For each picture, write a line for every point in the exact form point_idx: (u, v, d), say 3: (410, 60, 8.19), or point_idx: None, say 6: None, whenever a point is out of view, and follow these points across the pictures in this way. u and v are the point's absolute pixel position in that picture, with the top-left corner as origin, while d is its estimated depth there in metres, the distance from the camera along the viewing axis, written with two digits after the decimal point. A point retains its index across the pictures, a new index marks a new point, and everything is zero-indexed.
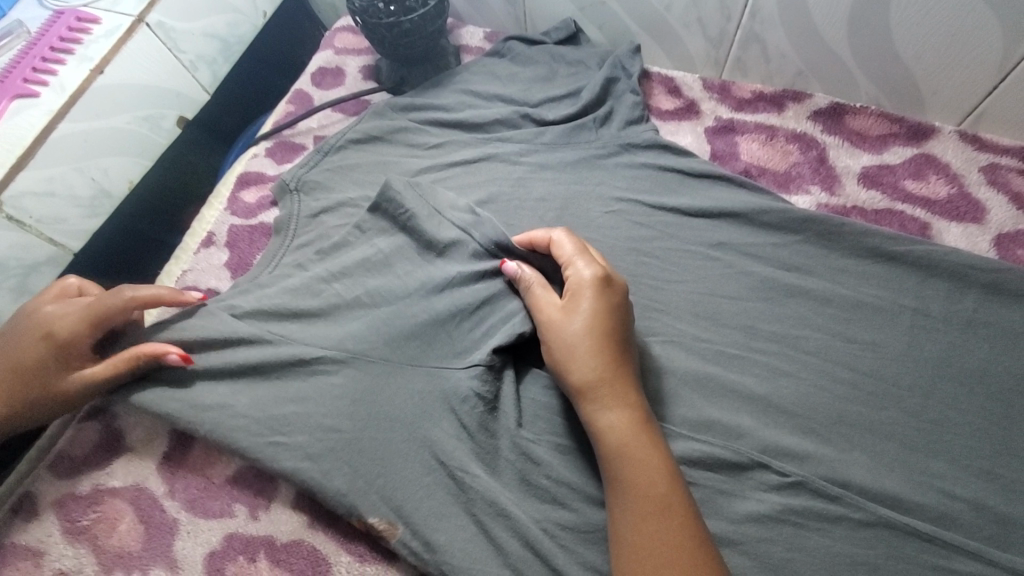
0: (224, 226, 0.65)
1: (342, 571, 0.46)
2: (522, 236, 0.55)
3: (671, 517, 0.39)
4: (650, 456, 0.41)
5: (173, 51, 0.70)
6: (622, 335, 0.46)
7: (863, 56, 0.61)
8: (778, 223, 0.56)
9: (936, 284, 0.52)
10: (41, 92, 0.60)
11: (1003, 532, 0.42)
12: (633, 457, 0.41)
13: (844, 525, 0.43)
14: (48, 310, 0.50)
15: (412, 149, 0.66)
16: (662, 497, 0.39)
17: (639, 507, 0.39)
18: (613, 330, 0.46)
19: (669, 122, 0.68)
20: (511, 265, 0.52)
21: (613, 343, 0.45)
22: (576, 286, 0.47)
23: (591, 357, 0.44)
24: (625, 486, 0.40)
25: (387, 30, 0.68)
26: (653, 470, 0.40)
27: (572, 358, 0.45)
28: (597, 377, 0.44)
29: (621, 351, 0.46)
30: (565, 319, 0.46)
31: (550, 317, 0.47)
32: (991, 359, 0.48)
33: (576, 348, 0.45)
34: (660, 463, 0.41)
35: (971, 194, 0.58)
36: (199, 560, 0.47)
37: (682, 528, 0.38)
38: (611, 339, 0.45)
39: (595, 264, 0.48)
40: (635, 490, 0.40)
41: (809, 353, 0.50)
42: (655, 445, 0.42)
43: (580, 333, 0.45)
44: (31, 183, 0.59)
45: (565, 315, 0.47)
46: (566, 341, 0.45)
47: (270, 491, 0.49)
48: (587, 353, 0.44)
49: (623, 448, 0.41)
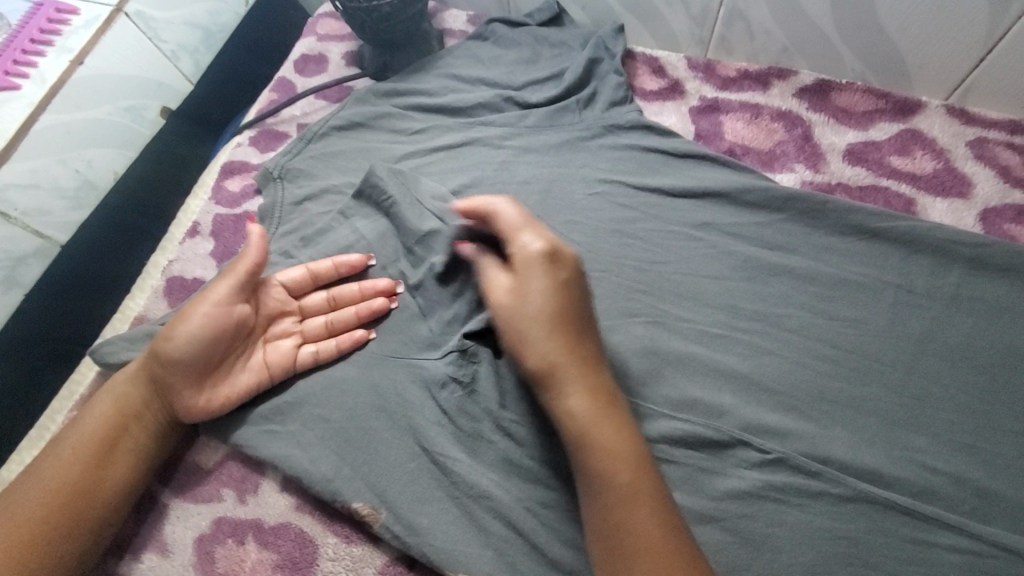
0: (209, 216, 0.65)
1: (329, 553, 0.46)
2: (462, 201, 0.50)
3: (645, 502, 0.39)
4: (614, 441, 0.41)
5: (154, 40, 0.70)
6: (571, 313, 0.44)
7: (847, 31, 0.60)
8: (761, 202, 0.56)
9: (920, 260, 0.51)
10: (22, 84, 0.60)
11: (982, 505, 0.42)
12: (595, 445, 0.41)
13: (825, 500, 0.43)
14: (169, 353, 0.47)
15: (395, 134, 0.65)
16: (629, 482, 0.39)
17: (606, 497, 0.39)
18: (567, 308, 0.44)
19: (653, 102, 0.68)
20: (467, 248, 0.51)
21: (562, 325, 0.43)
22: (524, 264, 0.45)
23: (545, 341, 0.43)
24: (591, 475, 0.40)
25: (367, 14, 0.67)
26: (620, 452, 0.41)
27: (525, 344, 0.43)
28: (553, 364, 0.42)
29: (577, 330, 0.44)
30: (516, 303, 0.44)
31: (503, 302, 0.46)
32: (973, 333, 0.48)
33: (529, 333, 0.43)
34: (625, 446, 0.41)
35: (957, 169, 0.58)
36: (189, 544, 0.47)
37: (652, 514, 0.39)
38: (564, 320, 0.43)
39: (547, 239, 0.46)
40: (601, 479, 0.40)
41: (791, 332, 0.50)
42: (620, 428, 0.41)
43: (532, 317, 0.43)
44: (15, 175, 0.59)
45: (515, 298, 0.45)
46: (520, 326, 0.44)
47: (258, 475, 0.50)
48: (541, 338, 0.43)
49: (587, 436, 0.41)
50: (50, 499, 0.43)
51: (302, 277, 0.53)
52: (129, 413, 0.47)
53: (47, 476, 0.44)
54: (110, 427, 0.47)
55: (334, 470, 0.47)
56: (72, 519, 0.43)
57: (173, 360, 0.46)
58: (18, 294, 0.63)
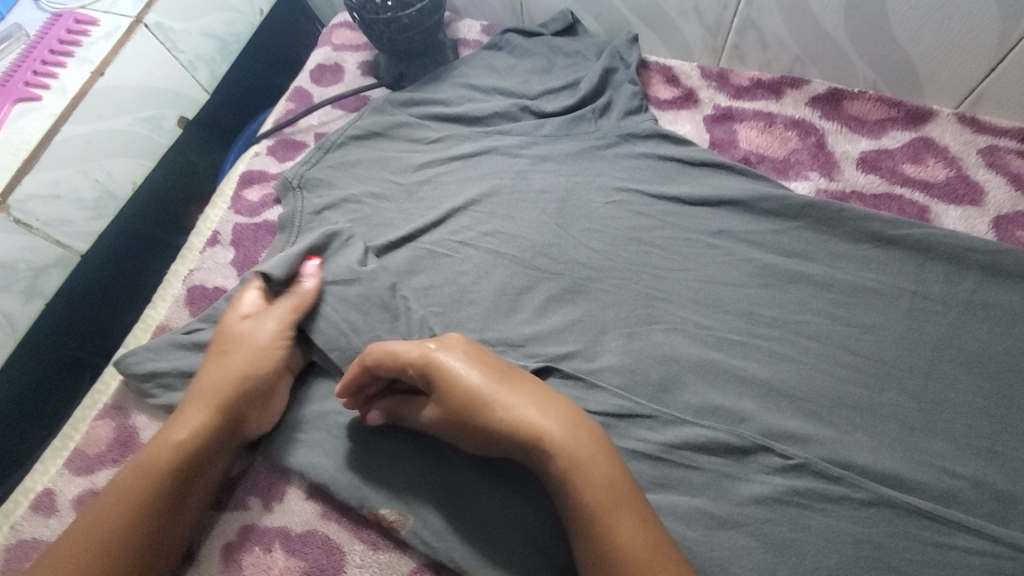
0: (229, 225, 0.65)
1: (356, 560, 0.47)
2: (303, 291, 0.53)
3: (632, 516, 0.38)
4: (595, 473, 0.39)
5: (171, 51, 0.70)
6: (515, 371, 0.45)
7: (860, 41, 0.61)
8: (777, 210, 0.56)
9: (935, 267, 0.52)
10: (43, 95, 0.61)
11: (1002, 509, 0.43)
12: (578, 482, 0.39)
13: (847, 505, 0.44)
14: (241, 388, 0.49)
15: (413, 144, 0.66)
16: (617, 504, 0.38)
17: (595, 531, 0.38)
18: (495, 376, 0.43)
19: (667, 111, 0.68)
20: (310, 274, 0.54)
21: (510, 378, 0.43)
22: (446, 344, 0.45)
23: (491, 410, 0.41)
24: (580, 516, 0.39)
25: (385, 26, 0.68)
26: (608, 479, 0.39)
27: (482, 409, 0.41)
28: (504, 425, 0.41)
29: (516, 389, 0.43)
30: (454, 383, 0.43)
31: (449, 384, 0.43)
32: (990, 339, 0.49)
33: (477, 403, 0.42)
34: (608, 472, 0.39)
35: (969, 176, 0.59)
36: (216, 552, 0.48)
37: (645, 531, 0.38)
38: (500, 384, 0.43)
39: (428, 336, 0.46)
40: (587, 514, 0.38)
41: (811, 338, 0.51)
42: (597, 454, 0.40)
43: (473, 387, 0.42)
44: (37, 186, 0.59)
45: (453, 377, 0.43)
46: (465, 398, 0.42)
47: (283, 483, 0.50)
48: (487, 410, 0.41)
49: (563, 479, 0.39)
50: (137, 537, 0.42)
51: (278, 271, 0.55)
52: (202, 449, 0.47)
53: (128, 521, 0.42)
54: (180, 464, 0.45)
55: (361, 477, 0.47)
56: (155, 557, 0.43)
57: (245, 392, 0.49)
58: (39, 304, 0.62)
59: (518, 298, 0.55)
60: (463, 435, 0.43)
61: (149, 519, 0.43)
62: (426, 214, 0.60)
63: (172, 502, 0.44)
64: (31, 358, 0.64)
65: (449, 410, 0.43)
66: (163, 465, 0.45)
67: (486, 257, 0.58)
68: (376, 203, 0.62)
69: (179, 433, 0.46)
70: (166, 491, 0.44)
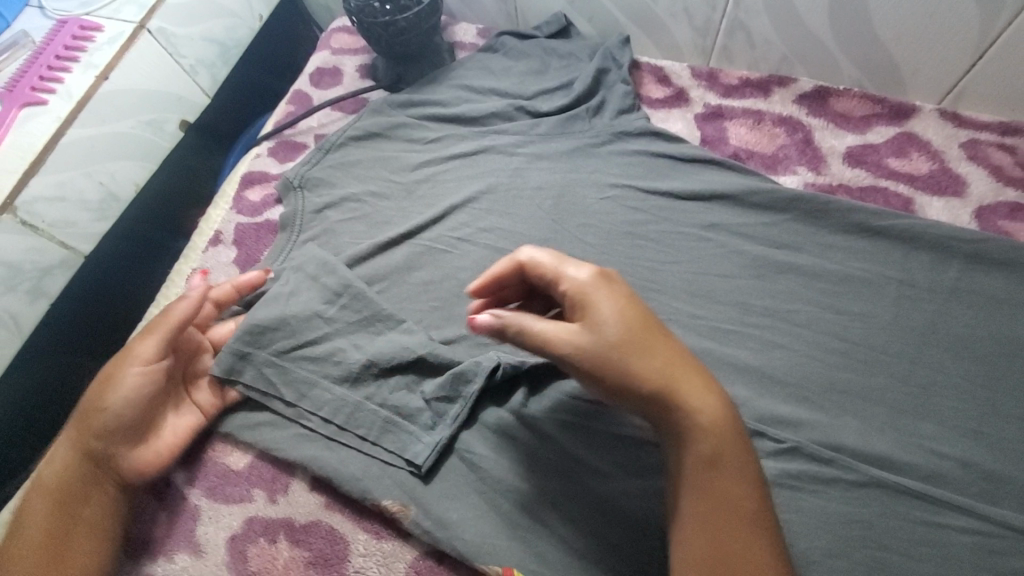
0: (230, 225, 0.66)
1: (360, 548, 0.47)
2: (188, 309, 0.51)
3: (755, 520, 0.36)
4: (735, 462, 0.36)
5: (173, 56, 0.72)
6: (665, 332, 0.39)
7: (844, 39, 0.63)
8: (766, 203, 0.58)
9: (921, 255, 0.54)
10: (49, 100, 0.62)
11: (989, 487, 0.44)
12: (717, 458, 0.36)
13: (839, 487, 0.45)
14: (107, 416, 0.47)
15: (411, 144, 0.67)
16: (745, 502, 0.36)
17: (720, 520, 0.35)
18: (650, 330, 0.38)
19: (659, 110, 0.70)
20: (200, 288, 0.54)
21: (667, 339, 0.39)
22: (609, 279, 0.40)
23: (650, 360, 0.37)
24: (708, 499, 0.36)
25: (383, 29, 0.69)
26: (741, 472, 0.36)
27: (634, 359, 0.37)
28: (660, 381, 0.37)
29: (673, 351, 0.38)
30: (604, 327, 0.38)
31: (603, 322, 0.38)
32: (974, 324, 0.50)
33: (631, 350, 0.37)
34: (745, 465, 0.37)
35: (951, 169, 0.61)
36: (221, 544, 0.48)
37: (762, 536, 0.36)
38: (654, 338, 0.38)
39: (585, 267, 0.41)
40: (716, 500, 0.36)
41: (800, 326, 0.52)
42: (739, 445, 0.37)
43: (628, 334, 0.38)
44: (43, 187, 0.60)
45: (605, 318, 0.38)
46: (618, 341, 0.37)
47: (287, 475, 0.51)
48: (644, 358, 0.37)
49: (705, 456, 0.36)
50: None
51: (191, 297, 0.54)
52: (77, 488, 0.46)
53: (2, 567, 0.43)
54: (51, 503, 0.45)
55: (365, 467, 0.49)
56: None
57: (111, 418, 0.47)
58: (43, 304, 0.63)
59: None
60: (599, 381, 0.38)
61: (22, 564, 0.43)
62: (425, 212, 0.62)
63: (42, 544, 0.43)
64: (37, 356, 0.65)
65: (599, 349, 0.37)
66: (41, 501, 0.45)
67: (484, 252, 0.59)
68: (375, 202, 0.63)
69: (55, 471, 0.46)
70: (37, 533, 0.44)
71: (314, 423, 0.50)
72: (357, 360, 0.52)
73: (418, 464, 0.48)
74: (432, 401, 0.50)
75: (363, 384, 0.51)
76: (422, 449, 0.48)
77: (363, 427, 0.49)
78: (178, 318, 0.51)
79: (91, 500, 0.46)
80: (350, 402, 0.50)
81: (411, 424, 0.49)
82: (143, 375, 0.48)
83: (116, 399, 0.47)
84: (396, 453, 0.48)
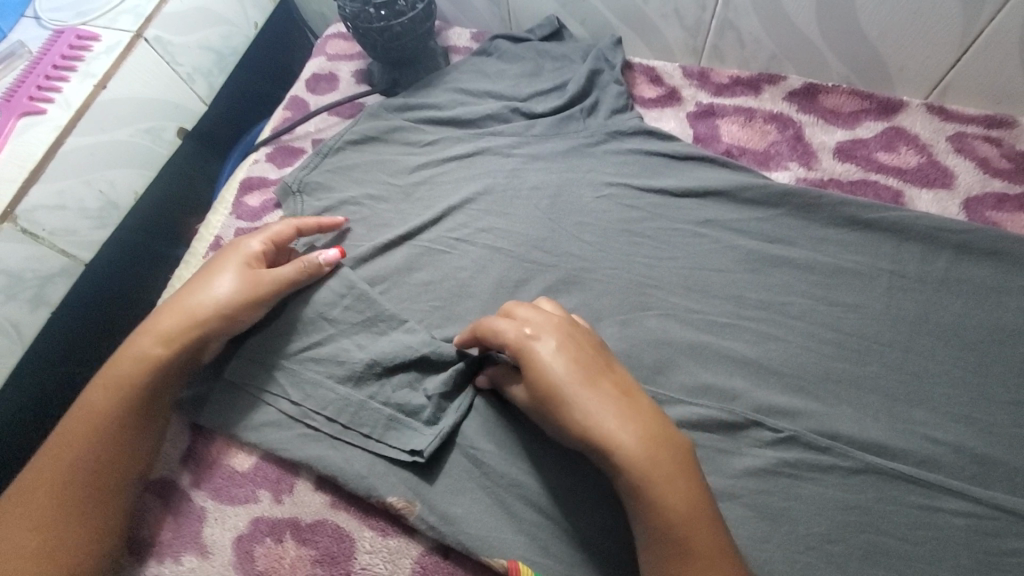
0: (230, 230, 0.67)
1: (366, 546, 0.48)
2: (303, 266, 0.54)
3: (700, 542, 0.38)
4: (671, 490, 0.39)
5: (170, 64, 0.72)
6: (602, 370, 0.44)
7: (831, 38, 0.64)
8: (759, 198, 0.59)
9: (911, 246, 0.55)
10: (47, 109, 0.63)
11: (983, 471, 0.45)
12: (651, 489, 0.39)
13: (836, 474, 0.46)
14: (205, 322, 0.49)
15: (408, 147, 0.68)
16: (689, 526, 0.38)
17: (660, 547, 0.38)
18: (583, 370, 0.43)
19: (652, 109, 0.71)
20: (330, 254, 0.56)
21: (597, 377, 0.43)
22: (541, 329, 0.45)
23: (577, 401, 0.41)
24: (647, 528, 0.39)
25: (379, 34, 0.70)
26: (680, 498, 0.39)
27: (562, 402, 0.42)
28: (585, 420, 0.41)
29: (601, 388, 0.42)
30: (541, 372, 0.43)
31: (539, 370, 0.43)
32: (964, 312, 0.51)
33: (560, 394, 0.42)
34: (684, 490, 0.39)
35: (939, 162, 0.62)
36: (228, 545, 0.49)
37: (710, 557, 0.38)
38: (587, 378, 0.42)
39: (532, 317, 0.46)
40: (654, 527, 0.39)
41: (795, 318, 0.53)
42: (677, 471, 0.39)
43: (560, 377, 0.42)
44: (44, 196, 0.61)
45: (540, 365, 0.43)
46: (549, 387, 0.42)
47: (292, 475, 0.52)
48: (572, 400, 0.42)
49: (637, 488, 0.39)
50: (58, 482, 0.44)
51: (288, 232, 0.56)
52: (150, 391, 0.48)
53: (62, 457, 0.44)
54: (121, 397, 0.47)
55: (370, 466, 0.49)
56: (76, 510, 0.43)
57: (203, 322, 0.49)
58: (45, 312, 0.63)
59: (516, 290, 0.57)
60: (548, 422, 0.44)
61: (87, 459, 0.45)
62: (423, 213, 0.62)
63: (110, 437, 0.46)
64: (39, 364, 0.65)
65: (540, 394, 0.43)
66: (122, 388, 0.47)
67: (482, 252, 0.60)
68: (374, 205, 0.64)
69: (135, 361, 0.48)
70: (107, 426, 0.46)
71: (319, 423, 0.51)
72: (359, 360, 0.52)
73: (422, 452, 0.48)
74: (435, 397, 0.51)
75: (366, 384, 0.52)
76: (426, 441, 0.48)
77: (367, 426, 0.50)
78: (293, 267, 0.53)
79: (161, 401, 0.49)
80: (354, 401, 0.51)
81: (415, 419, 0.50)
82: (247, 297, 0.51)
83: (218, 308, 0.50)
84: (400, 447, 0.49)
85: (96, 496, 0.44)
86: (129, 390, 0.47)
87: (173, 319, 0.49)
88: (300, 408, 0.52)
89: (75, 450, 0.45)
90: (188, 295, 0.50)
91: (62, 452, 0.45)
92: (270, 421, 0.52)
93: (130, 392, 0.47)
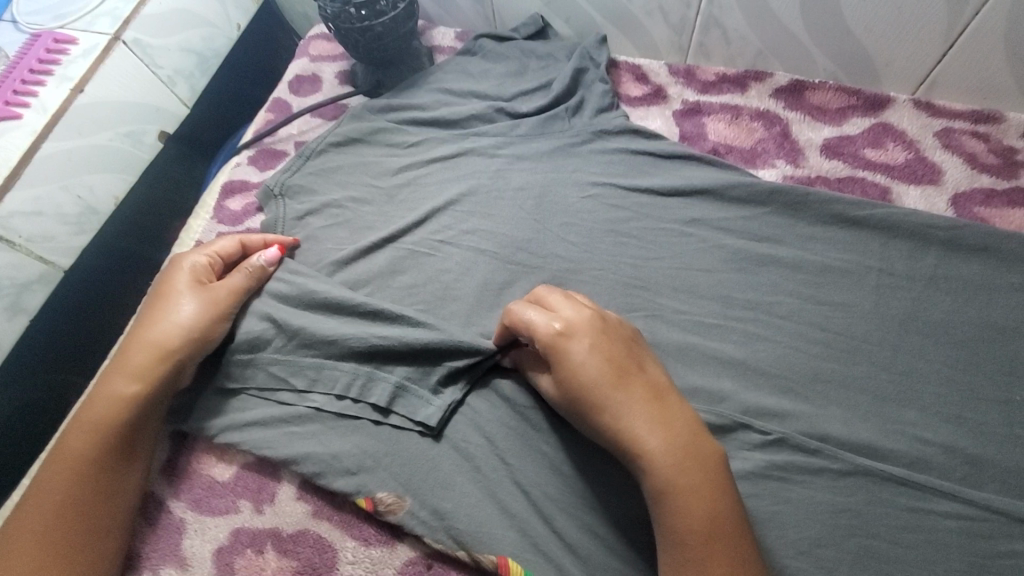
0: (212, 235, 0.66)
1: (349, 556, 0.47)
2: (250, 271, 0.55)
3: (723, 552, 0.37)
4: (696, 497, 0.38)
5: (150, 67, 0.71)
6: (639, 372, 0.43)
7: (817, 33, 0.63)
8: (745, 197, 0.58)
9: (899, 244, 0.54)
10: (23, 113, 0.61)
11: (973, 472, 0.45)
12: (677, 494, 0.38)
13: (825, 476, 0.45)
14: (174, 348, 0.49)
15: (391, 148, 0.67)
16: (711, 534, 0.37)
17: (678, 553, 0.38)
18: (619, 371, 0.42)
19: (638, 107, 0.71)
20: (273, 253, 0.57)
21: (631, 379, 0.42)
22: (576, 326, 0.44)
23: (609, 402, 0.41)
24: (667, 533, 0.38)
25: (360, 34, 0.69)
26: (705, 507, 0.38)
27: (594, 402, 0.41)
28: (617, 421, 0.41)
29: (637, 390, 0.42)
30: (573, 372, 0.42)
31: (572, 368, 0.42)
32: (953, 311, 0.51)
33: (592, 393, 0.42)
34: (710, 498, 0.38)
35: (927, 158, 0.61)
36: (208, 556, 0.48)
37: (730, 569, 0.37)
38: (622, 379, 0.42)
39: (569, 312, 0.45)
40: (673, 533, 0.38)
41: (782, 318, 0.53)
42: (704, 479, 0.39)
43: (594, 377, 0.42)
44: (19, 203, 0.59)
45: (574, 364, 0.42)
46: (581, 386, 0.42)
47: (274, 484, 0.51)
48: (605, 400, 0.41)
49: (662, 492, 0.39)
50: (49, 520, 0.43)
51: (231, 246, 0.57)
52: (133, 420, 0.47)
53: (49, 497, 0.44)
54: (103, 431, 0.46)
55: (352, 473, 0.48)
56: (71, 544, 0.42)
57: (175, 348, 0.49)
58: (23, 320, 0.62)
59: (501, 292, 0.56)
60: (577, 420, 0.43)
61: (73, 495, 0.44)
62: (407, 215, 0.62)
63: (97, 470, 0.45)
64: (18, 374, 0.64)
65: (572, 391, 0.43)
66: (101, 425, 0.46)
67: (467, 254, 0.59)
68: (357, 207, 0.63)
69: (112, 397, 0.47)
70: (92, 460, 0.45)
71: (301, 431, 0.50)
72: (343, 368, 0.51)
73: (431, 425, 0.49)
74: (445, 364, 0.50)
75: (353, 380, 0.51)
76: (434, 412, 0.49)
77: (374, 398, 0.50)
78: (239, 275, 0.54)
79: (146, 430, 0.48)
80: (361, 374, 0.51)
81: (422, 387, 0.50)
82: (201, 315, 0.51)
83: (183, 331, 0.50)
84: (407, 417, 0.49)
85: (90, 528, 0.44)
86: (109, 427, 0.46)
87: (142, 353, 0.49)
88: (281, 414, 0.51)
89: (57, 493, 0.44)
90: (151, 326, 0.50)
91: (48, 492, 0.44)
92: (250, 429, 0.51)
93: (110, 425, 0.46)
